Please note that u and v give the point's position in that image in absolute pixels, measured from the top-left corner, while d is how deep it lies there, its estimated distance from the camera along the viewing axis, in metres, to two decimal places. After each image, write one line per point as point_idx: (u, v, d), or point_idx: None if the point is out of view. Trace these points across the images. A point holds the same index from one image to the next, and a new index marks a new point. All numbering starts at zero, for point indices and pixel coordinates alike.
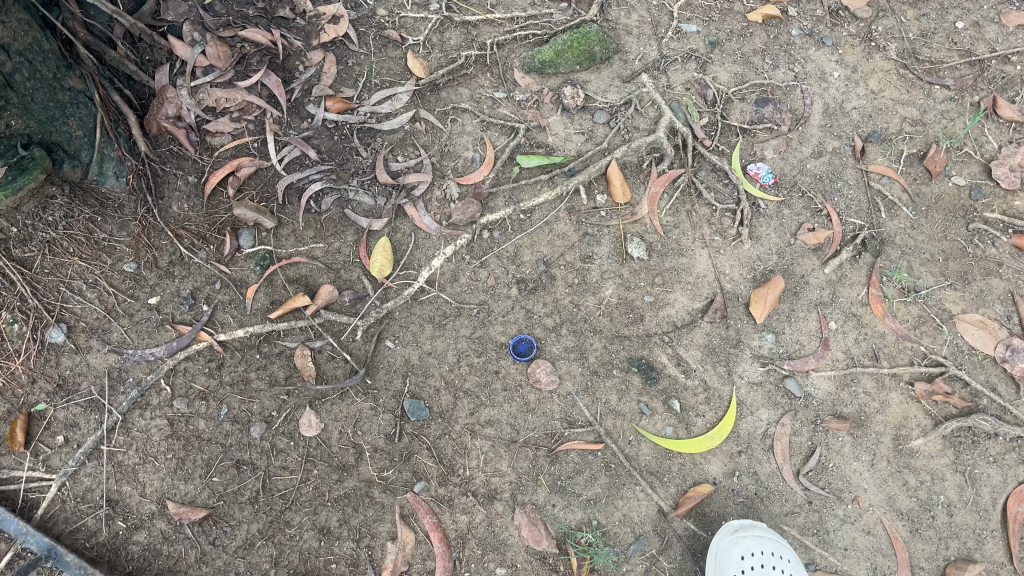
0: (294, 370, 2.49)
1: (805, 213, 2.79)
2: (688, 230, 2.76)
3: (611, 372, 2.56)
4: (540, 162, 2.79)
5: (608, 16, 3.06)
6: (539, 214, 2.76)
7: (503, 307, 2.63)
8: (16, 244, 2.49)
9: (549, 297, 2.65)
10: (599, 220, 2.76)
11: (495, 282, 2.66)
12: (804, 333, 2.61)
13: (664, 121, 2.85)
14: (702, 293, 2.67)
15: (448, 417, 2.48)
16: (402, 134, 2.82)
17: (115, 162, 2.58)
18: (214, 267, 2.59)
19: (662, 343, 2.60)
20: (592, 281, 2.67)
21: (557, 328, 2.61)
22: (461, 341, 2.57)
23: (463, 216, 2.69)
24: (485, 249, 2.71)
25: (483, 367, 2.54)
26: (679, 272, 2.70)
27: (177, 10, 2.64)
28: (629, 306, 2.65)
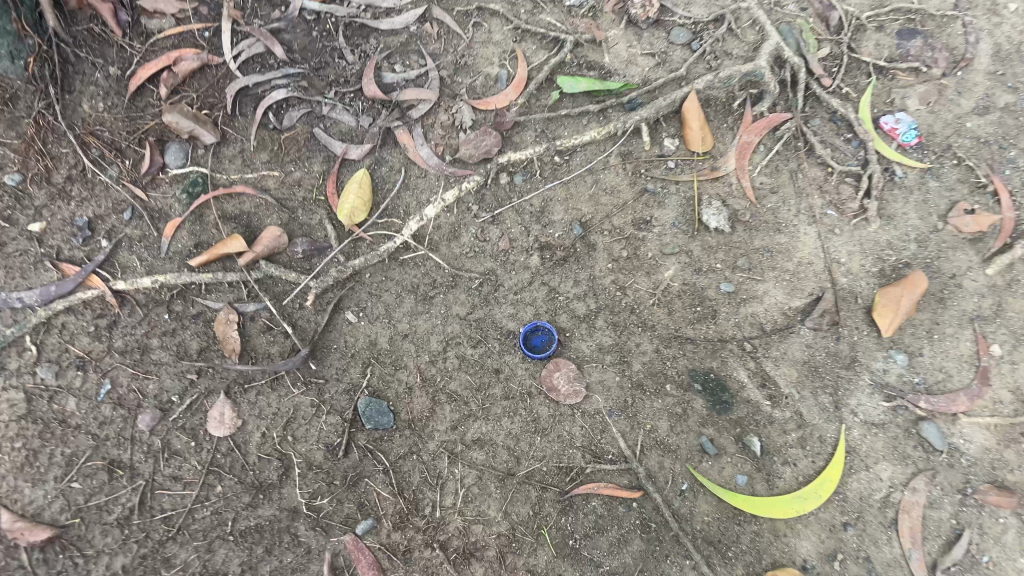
0: (212, 341, 1.76)
1: (961, 187, 1.90)
2: (790, 198, 1.95)
3: (662, 388, 1.77)
4: (589, 88, 2.00)
5: None
6: (582, 157, 1.99)
7: (517, 281, 1.86)
8: None
9: (583, 273, 1.88)
10: (666, 172, 1.99)
11: (509, 246, 1.90)
12: (952, 358, 1.75)
13: (768, 46, 2.02)
14: (805, 287, 1.85)
15: (419, 430, 1.71)
16: (406, 37, 2.03)
17: (9, 38, 1.80)
18: (126, 191, 1.88)
19: (740, 353, 1.80)
20: (646, 258, 1.89)
21: (590, 317, 1.83)
22: (451, 322, 1.81)
23: (475, 150, 1.93)
24: (500, 199, 1.94)
25: (479, 363, 1.77)
26: (773, 255, 1.90)
27: None
28: (698, 296, 1.86)
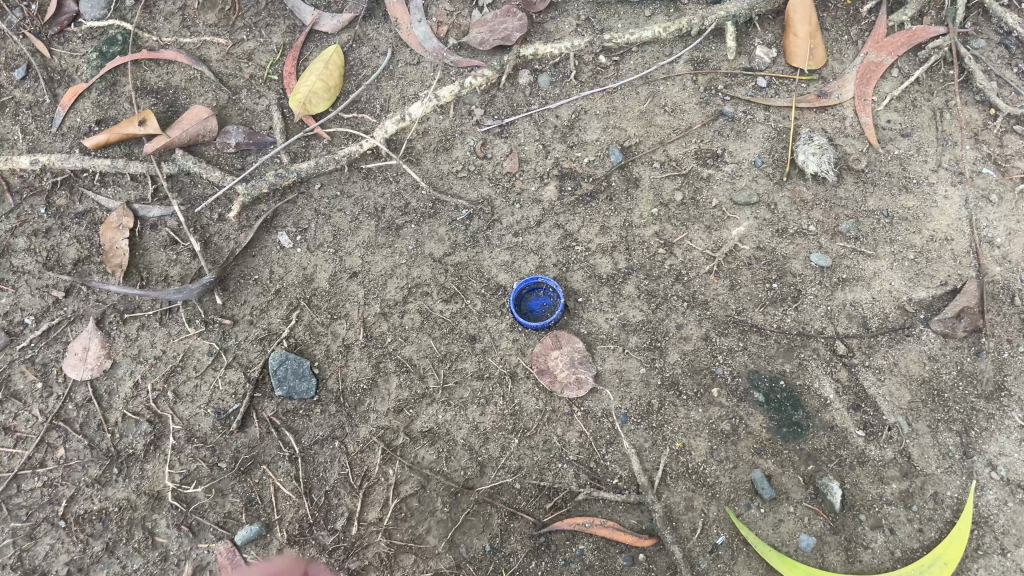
0: (94, 250, 1.30)
1: None
2: (929, 144, 1.35)
3: (707, 394, 1.21)
4: None
5: None
6: (638, 61, 1.44)
7: (521, 218, 1.33)
8: None
9: (615, 217, 1.33)
10: (753, 93, 1.41)
11: (517, 168, 1.36)
12: None
13: None
14: (935, 274, 1.26)
15: (348, 405, 1.21)
16: None
17: None
18: (25, 43, 1.45)
19: (828, 356, 1.23)
20: (707, 206, 1.33)
21: (615, 281, 1.28)
22: (420, 264, 1.29)
23: (490, 35, 1.41)
24: (516, 104, 1.41)
25: (449, 325, 1.25)
26: (896, 222, 1.30)
27: None
28: (776, 268, 1.29)
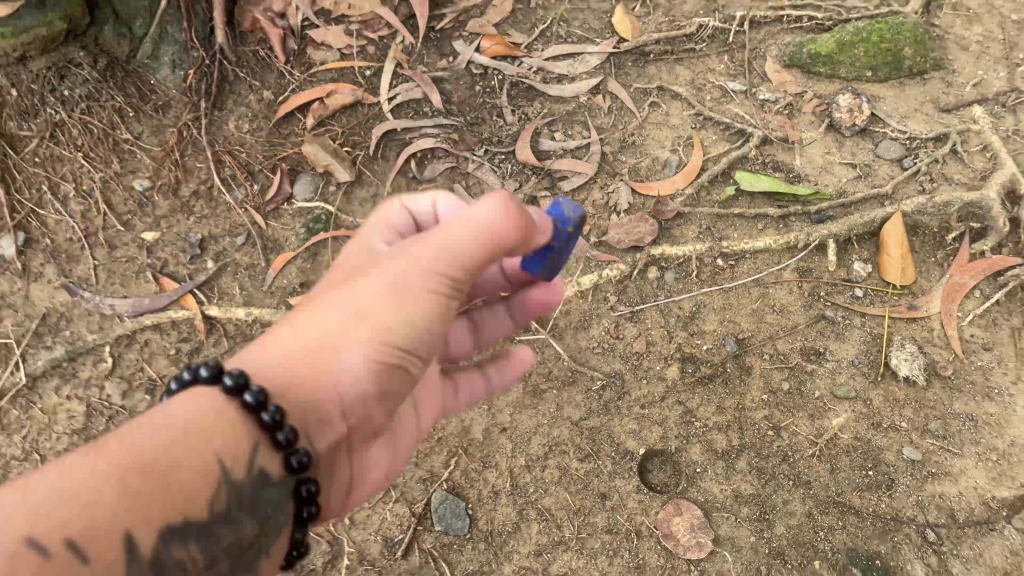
0: None
1: None
2: (1009, 359, 1.57)
3: (810, 565, 1.39)
4: (773, 187, 1.73)
5: (934, 19, 1.99)
6: (749, 266, 1.69)
7: (648, 392, 1.56)
8: (11, 115, 1.79)
9: (731, 401, 1.54)
10: (851, 301, 1.65)
11: (645, 348, 1.60)
12: None
13: (1002, 174, 1.71)
14: (1016, 475, 1.45)
15: (496, 542, 1.43)
16: (575, 105, 1.89)
17: (177, 48, 1.88)
18: (246, 215, 1.76)
19: (919, 543, 1.41)
20: (810, 396, 1.54)
21: (729, 456, 1.49)
22: (561, 425, 1.52)
23: (625, 236, 1.70)
24: (644, 294, 1.67)
25: (583, 482, 1.47)
26: (977, 426, 1.51)
27: None
28: (873, 457, 1.48)
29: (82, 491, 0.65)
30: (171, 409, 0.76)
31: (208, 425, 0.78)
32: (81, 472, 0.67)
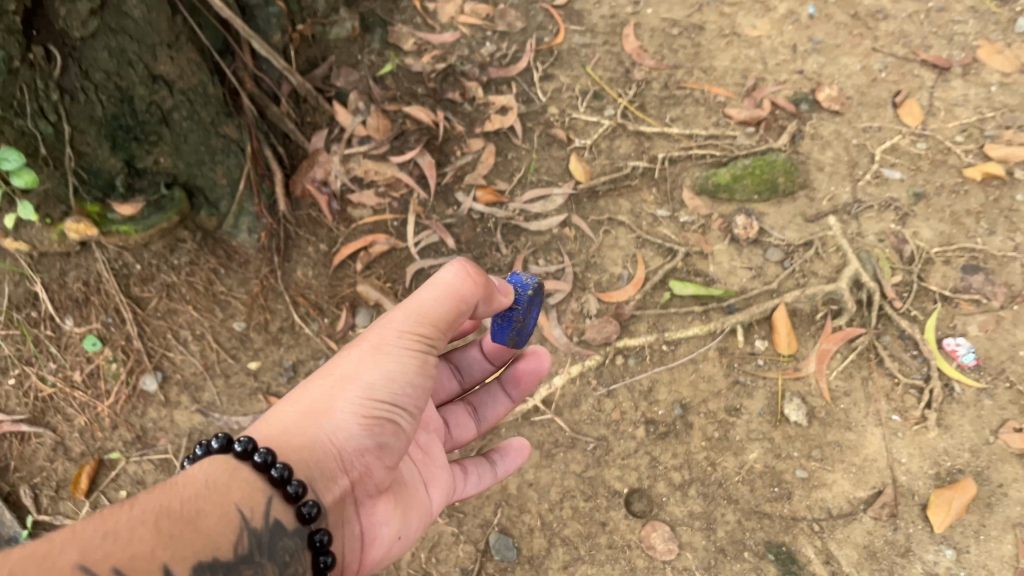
0: None
1: (1012, 408, 2.29)
2: (861, 401, 2.34)
3: (741, 554, 2.15)
4: (696, 291, 2.49)
5: (799, 147, 2.77)
6: (685, 348, 2.42)
7: (625, 448, 2.28)
8: (136, 283, 2.40)
9: (681, 448, 2.27)
10: (755, 368, 2.39)
11: (620, 417, 2.32)
12: (995, 557, 2.11)
13: (848, 271, 2.48)
14: (868, 480, 2.22)
15: (538, 565, 2.15)
16: (549, 236, 2.61)
17: (251, 218, 2.49)
18: (323, 341, 2.48)
19: (809, 532, 2.16)
20: (734, 439, 2.28)
21: (683, 486, 2.22)
22: (569, 477, 2.24)
23: (598, 335, 2.43)
24: (615, 376, 2.38)
25: (588, 515, 2.19)
26: (843, 449, 2.27)
27: (348, 78, 2.67)
28: (776, 478, 2.23)
29: (109, 526, 1.12)
30: (203, 474, 1.31)
31: (233, 478, 1.32)
32: (124, 520, 1.14)
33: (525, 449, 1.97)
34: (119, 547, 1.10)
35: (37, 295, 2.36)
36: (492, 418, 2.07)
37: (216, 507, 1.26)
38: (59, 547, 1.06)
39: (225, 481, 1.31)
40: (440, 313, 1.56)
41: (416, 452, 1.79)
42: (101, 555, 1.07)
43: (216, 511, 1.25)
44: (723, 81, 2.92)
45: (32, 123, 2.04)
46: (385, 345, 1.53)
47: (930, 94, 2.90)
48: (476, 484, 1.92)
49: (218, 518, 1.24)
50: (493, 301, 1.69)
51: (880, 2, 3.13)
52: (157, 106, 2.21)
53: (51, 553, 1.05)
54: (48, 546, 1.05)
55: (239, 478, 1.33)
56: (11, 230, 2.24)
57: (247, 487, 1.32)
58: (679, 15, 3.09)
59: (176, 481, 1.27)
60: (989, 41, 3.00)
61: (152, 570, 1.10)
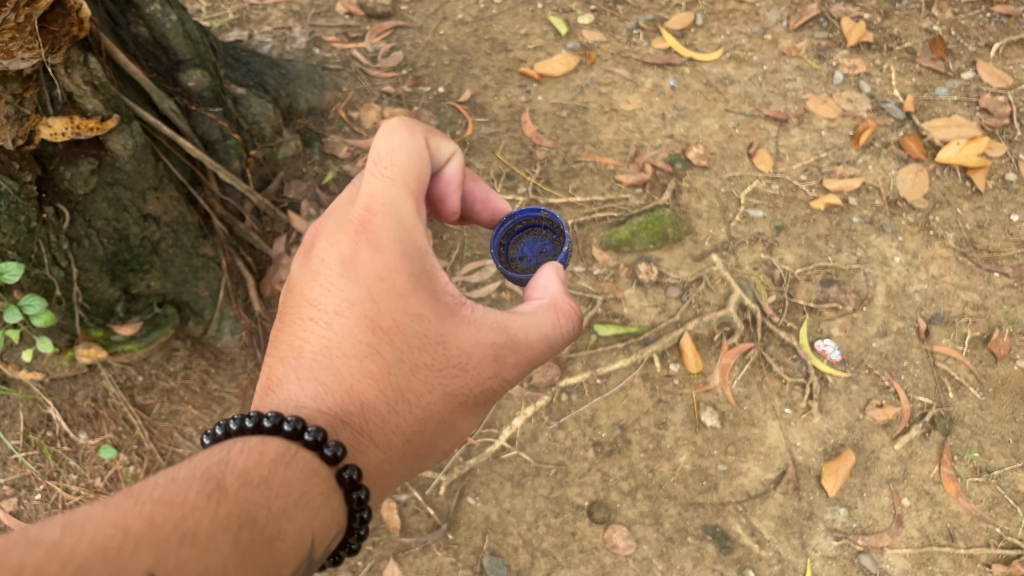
0: (380, 521, 2.68)
1: (872, 389, 2.92)
2: (759, 401, 2.90)
3: (686, 539, 2.65)
4: (616, 331, 3.02)
5: (679, 200, 3.34)
6: (615, 379, 2.94)
7: (580, 469, 2.77)
8: (139, 392, 2.77)
9: (624, 461, 2.78)
10: (673, 387, 2.92)
11: (573, 443, 2.82)
12: (876, 508, 2.70)
13: (733, 298, 3.06)
14: (774, 463, 2.78)
15: None
16: (489, 301, 3.08)
17: (232, 320, 2.86)
18: None
19: (735, 513, 2.69)
20: (664, 447, 2.80)
21: (631, 492, 2.72)
22: (539, 500, 2.71)
23: (543, 377, 2.91)
24: (563, 410, 2.88)
25: (560, 528, 2.66)
26: (751, 441, 2.82)
27: (298, 189, 3.15)
28: (703, 473, 2.76)
29: (189, 527, 1.14)
30: (285, 467, 1.39)
31: (309, 476, 1.42)
32: (206, 526, 1.16)
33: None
34: (193, 557, 1.11)
35: (50, 416, 2.70)
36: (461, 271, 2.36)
37: (297, 533, 1.32)
38: (133, 548, 1.07)
39: (313, 504, 1.40)
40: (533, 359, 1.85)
41: None
42: (174, 565, 1.08)
43: (293, 530, 1.32)
44: (611, 151, 3.47)
45: (48, 271, 2.36)
46: (479, 371, 1.75)
47: (776, 142, 3.54)
48: None
49: (293, 539, 1.31)
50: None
51: (726, 69, 3.78)
52: (148, 240, 2.54)
53: (124, 554, 1.06)
54: (178, 519, 1.14)
55: (326, 504, 1.44)
56: (26, 362, 2.53)
57: (324, 511, 1.44)
58: (566, 98, 3.65)
59: (271, 498, 1.31)
60: (814, 94, 3.69)
61: None
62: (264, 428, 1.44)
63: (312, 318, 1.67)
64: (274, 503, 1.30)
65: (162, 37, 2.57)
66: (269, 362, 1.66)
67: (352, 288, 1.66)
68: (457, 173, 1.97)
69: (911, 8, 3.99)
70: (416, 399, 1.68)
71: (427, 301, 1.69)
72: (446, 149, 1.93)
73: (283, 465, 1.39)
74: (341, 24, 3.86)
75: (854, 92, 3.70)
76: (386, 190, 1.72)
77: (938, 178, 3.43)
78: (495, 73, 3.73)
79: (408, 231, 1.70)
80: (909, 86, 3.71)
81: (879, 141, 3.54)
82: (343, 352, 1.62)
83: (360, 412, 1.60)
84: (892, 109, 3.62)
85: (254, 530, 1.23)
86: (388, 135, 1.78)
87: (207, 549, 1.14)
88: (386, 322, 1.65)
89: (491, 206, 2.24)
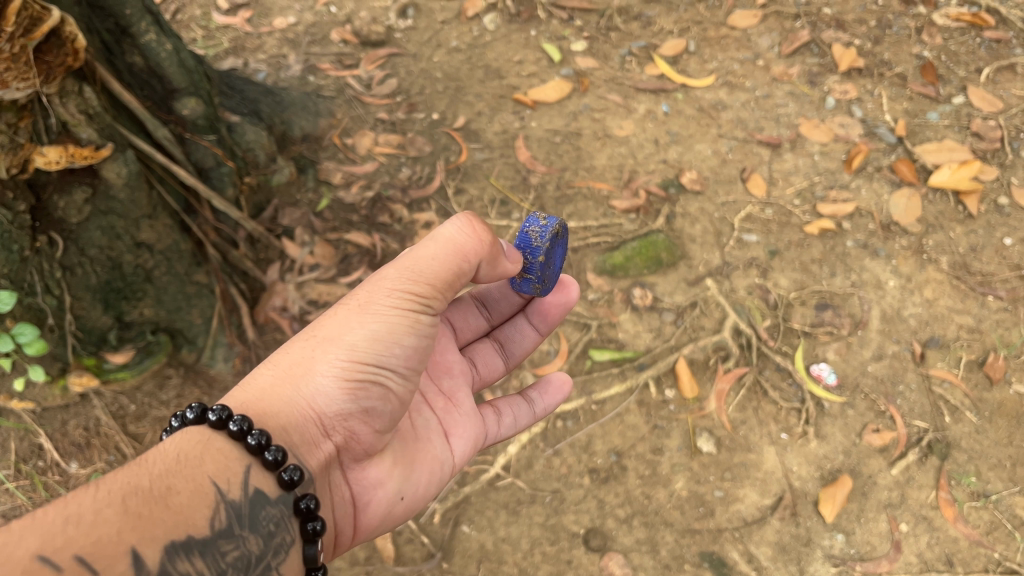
0: (374, 551, 2.66)
1: (869, 413, 2.91)
2: (755, 426, 2.89)
3: (682, 566, 2.63)
4: (611, 356, 3.02)
5: (674, 225, 3.35)
6: (611, 405, 2.93)
7: (576, 495, 2.75)
8: (132, 421, 2.75)
9: (620, 487, 2.76)
10: (668, 413, 2.91)
11: (569, 470, 2.80)
12: (875, 534, 2.68)
13: (728, 322, 3.06)
14: (771, 489, 2.76)
15: None
16: None
17: (225, 348, 2.85)
18: None
19: (733, 539, 2.67)
20: (661, 473, 2.78)
21: (628, 518, 2.70)
22: (535, 528, 2.69)
23: None
24: (558, 436, 2.87)
25: (555, 556, 2.64)
26: (748, 467, 2.80)
27: (292, 217, 3.15)
28: (700, 500, 2.74)
29: (71, 509, 1.16)
30: (177, 445, 1.41)
31: (205, 450, 1.43)
32: (88, 504, 1.18)
33: (565, 386, 2.28)
34: (81, 533, 1.13)
35: (41, 445, 2.68)
36: (518, 351, 2.42)
37: (189, 483, 1.34)
38: (18, 537, 1.09)
39: (200, 453, 1.42)
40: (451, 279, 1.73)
41: (438, 401, 2.08)
42: (61, 543, 1.10)
43: (189, 484, 1.34)
44: (604, 177, 3.49)
45: (41, 300, 2.35)
46: (377, 303, 1.68)
47: (769, 167, 3.55)
48: (510, 424, 2.23)
49: (189, 492, 1.33)
50: (498, 262, 1.83)
51: (719, 95, 3.81)
52: (141, 267, 2.54)
53: (10, 545, 1.07)
54: (61, 504, 1.16)
55: (230, 464, 1.44)
56: (17, 392, 2.52)
57: (229, 466, 1.44)
58: (559, 124, 3.67)
59: (148, 457, 1.34)
60: (806, 119, 3.72)
61: (119, 554, 1.15)
62: (170, 432, 1.54)
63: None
64: (157, 467, 1.32)
65: (158, 66, 2.57)
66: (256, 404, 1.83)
67: None
68: None
69: (901, 34, 4.03)
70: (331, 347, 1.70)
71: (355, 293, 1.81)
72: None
73: (170, 437, 1.45)
74: (335, 52, 3.90)
75: (846, 117, 3.72)
76: None
77: (931, 202, 3.44)
78: (489, 99, 3.75)
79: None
80: (901, 111, 3.74)
81: (872, 166, 3.56)
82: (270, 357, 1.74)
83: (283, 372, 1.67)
84: (884, 134, 3.64)
85: (140, 489, 1.25)
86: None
87: (95, 520, 1.16)
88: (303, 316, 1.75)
89: None
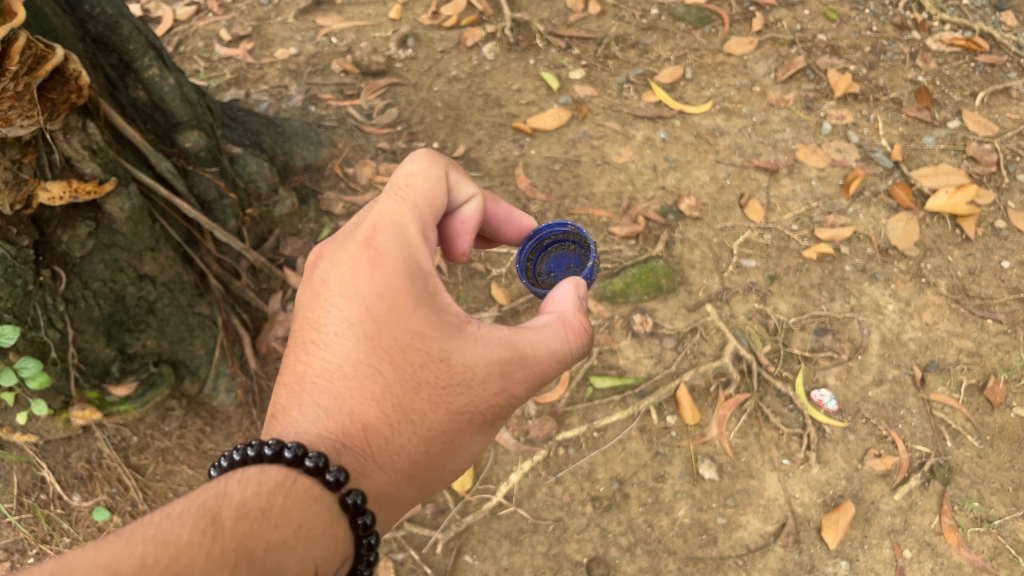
0: None
1: (870, 438, 2.91)
2: (757, 452, 2.89)
3: None
4: (612, 383, 3.03)
5: (673, 251, 3.37)
6: (613, 432, 2.93)
7: (579, 524, 2.75)
8: (134, 452, 2.78)
9: (623, 515, 2.76)
10: (670, 439, 2.91)
11: (571, 498, 2.80)
12: (878, 560, 2.69)
13: (729, 348, 3.07)
14: (773, 516, 2.76)
15: None
16: None
17: (227, 377, 2.87)
18: None
19: (736, 566, 2.69)
20: (663, 501, 2.78)
21: (630, 547, 2.71)
22: (538, 557, 2.70)
23: (540, 432, 2.92)
24: (560, 464, 2.87)
25: None
26: (750, 493, 2.80)
27: (294, 246, 3.20)
28: (702, 527, 2.74)
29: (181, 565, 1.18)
30: (289, 509, 1.43)
31: (310, 519, 1.46)
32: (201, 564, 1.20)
33: None
34: None
35: (43, 479, 2.72)
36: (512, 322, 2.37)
37: (292, 557, 1.36)
38: None
39: (305, 523, 1.44)
40: (545, 376, 1.85)
41: None
42: None
43: (293, 561, 1.36)
44: (603, 204, 3.51)
45: (44, 333, 2.37)
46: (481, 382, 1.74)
47: (767, 193, 3.58)
48: None
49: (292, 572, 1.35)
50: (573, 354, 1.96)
51: (715, 121, 3.84)
52: (144, 300, 2.55)
53: None
54: (171, 558, 1.18)
55: (330, 531, 1.49)
56: (20, 425, 2.53)
57: (330, 540, 1.49)
58: (558, 152, 3.70)
59: (261, 518, 1.36)
60: (803, 144, 3.75)
61: None
62: (264, 458, 1.51)
63: (315, 341, 1.72)
64: (273, 535, 1.35)
65: (161, 100, 2.62)
66: (274, 389, 1.73)
67: (352, 309, 1.71)
68: (475, 215, 1.97)
69: (895, 60, 4.07)
70: (421, 420, 1.70)
71: (430, 319, 1.71)
72: (468, 190, 1.95)
73: (281, 487, 1.46)
74: (336, 83, 3.94)
75: (843, 142, 3.75)
76: (396, 210, 1.79)
77: (928, 226, 3.46)
78: (489, 128, 3.79)
79: (412, 249, 1.74)
80: (897, 136, 3.76)
81: (869, 190, 3.58)
82: (344, 374, 1.67)
83: (362, 436, 1.64)
84: (880, 158, 3.67)
85: (244, 557, 1.27)
86: (410, 160, 1.86)
87: None
88: (387, 341, 1.69)
89: (517, 224, 2.25)
